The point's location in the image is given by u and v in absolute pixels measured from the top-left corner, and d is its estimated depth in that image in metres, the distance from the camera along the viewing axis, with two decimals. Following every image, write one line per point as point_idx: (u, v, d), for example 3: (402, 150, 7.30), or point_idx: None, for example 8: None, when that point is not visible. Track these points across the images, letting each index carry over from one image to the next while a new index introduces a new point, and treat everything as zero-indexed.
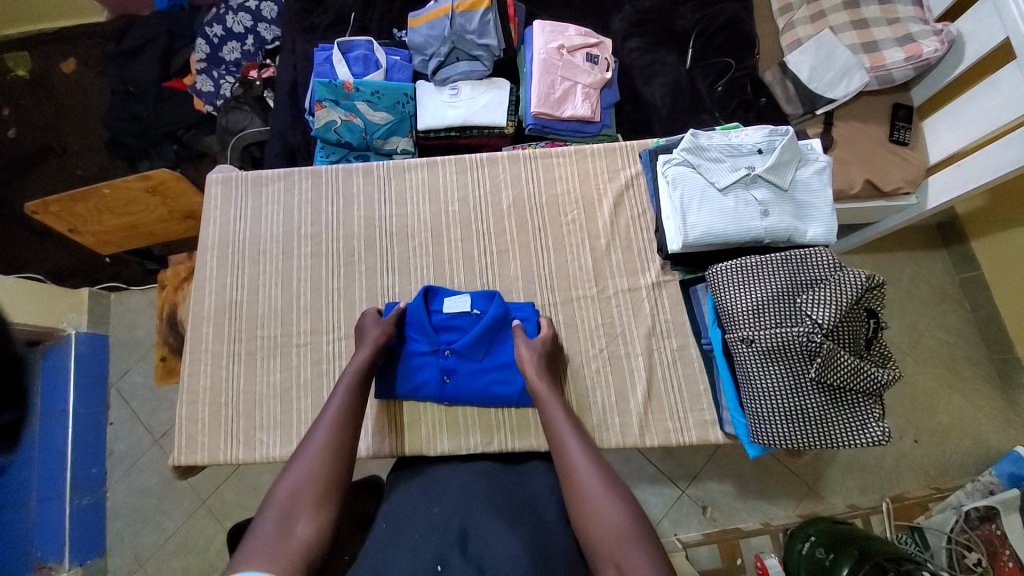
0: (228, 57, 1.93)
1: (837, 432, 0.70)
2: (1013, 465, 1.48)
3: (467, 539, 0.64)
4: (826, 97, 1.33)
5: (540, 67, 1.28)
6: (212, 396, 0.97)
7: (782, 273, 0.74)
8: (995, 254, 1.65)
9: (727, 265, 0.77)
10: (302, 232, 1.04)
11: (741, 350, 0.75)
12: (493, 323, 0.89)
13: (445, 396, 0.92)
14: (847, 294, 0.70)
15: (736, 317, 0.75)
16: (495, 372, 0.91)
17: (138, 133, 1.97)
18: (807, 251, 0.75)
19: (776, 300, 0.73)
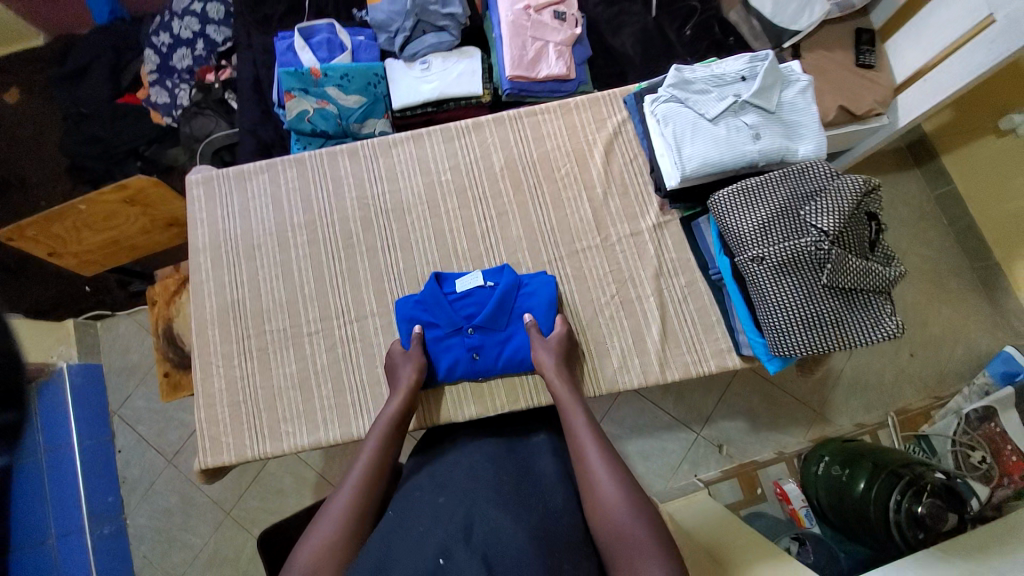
0: (180, 64, 1.86)
1: (854, 332, 0.72)
2: (1005, 365, 1.63)
3: (472, 529, 0.62)
4: (791, 30, 1.35)
5: (509, 29, 1.27)
6: (230, 397, 0.97)
7: (782, 189, 0.75)
8: (966, 165, 1.73)
9: (728, 191, 0.78)
10: (295, 222, 1.02)
11: (752, 270, 0.77)
12: (507, 293, 0.90)
13: (479, 372, 0.92)
14: (848, 199, 0.71)
15: (744, 239, 0.76)
16: (519, 338, 0.91)
17: (99, 154, 1.89)
18: (804, 165, 0.76)
19: (780, 216, 0.74)
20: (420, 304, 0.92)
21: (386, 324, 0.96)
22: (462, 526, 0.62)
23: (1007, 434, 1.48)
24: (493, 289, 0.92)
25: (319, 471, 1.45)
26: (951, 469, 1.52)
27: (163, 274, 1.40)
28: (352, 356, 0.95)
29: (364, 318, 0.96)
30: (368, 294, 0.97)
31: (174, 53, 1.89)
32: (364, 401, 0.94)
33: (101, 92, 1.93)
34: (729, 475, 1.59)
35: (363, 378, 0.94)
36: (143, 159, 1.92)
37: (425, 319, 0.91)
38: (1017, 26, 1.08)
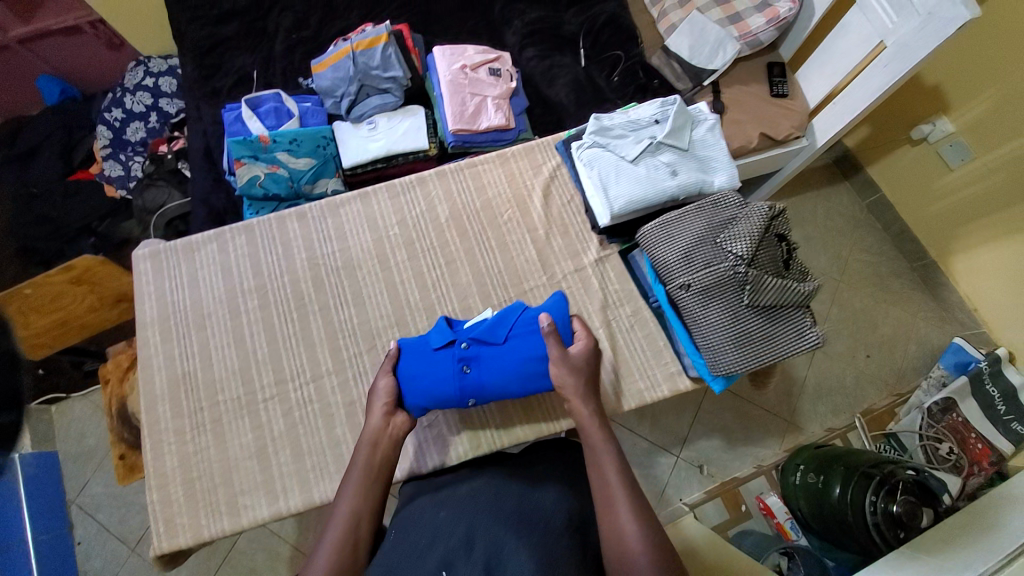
0: (134, 137, 1.94)
1: (782, 346, 0.76)
2: (955, 356, 1.71)
3: (471, 545, 0.71)
4: (708, 69, 1.48)
5: (448, 88, 1.35)
6: (184, 474, 0.94)
7: (699, 220, 0.81)
8: (892, 175, 1.85)
9: (653, 225, 0.84)
10: (245, 287, 1.02)
11: (683, 297, 0.81)
12: (510, 311, 0.91)
13: (477, 388, 0.88)
14: (757, 225, 0.77)
15: (672, 268, 0.81)
16: (515, 353, 0.89)
17: (48, 234, 1.87)
18: (715, 197, 0.83)
19: (701, 244, 0.80)
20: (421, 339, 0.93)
21: (342, 381, 0.95)
22: (463, 541, 0.72)
23: (968, 422, 1.59)
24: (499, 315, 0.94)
25: (293, 543, 1.38)
26: (924, 463, 1.57)
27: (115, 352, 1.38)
28: (310, 419, 0.94)
29: (320, 378, 0.95)
30: (322, 353, 0.97)
31: (127, 127, 1.95)
32: (324, 464, 0.91)
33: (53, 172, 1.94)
34: (713, 495, 1.58)
35: (322, 440, 0.92)
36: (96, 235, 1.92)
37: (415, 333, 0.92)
38: (908, 49, 1.20)
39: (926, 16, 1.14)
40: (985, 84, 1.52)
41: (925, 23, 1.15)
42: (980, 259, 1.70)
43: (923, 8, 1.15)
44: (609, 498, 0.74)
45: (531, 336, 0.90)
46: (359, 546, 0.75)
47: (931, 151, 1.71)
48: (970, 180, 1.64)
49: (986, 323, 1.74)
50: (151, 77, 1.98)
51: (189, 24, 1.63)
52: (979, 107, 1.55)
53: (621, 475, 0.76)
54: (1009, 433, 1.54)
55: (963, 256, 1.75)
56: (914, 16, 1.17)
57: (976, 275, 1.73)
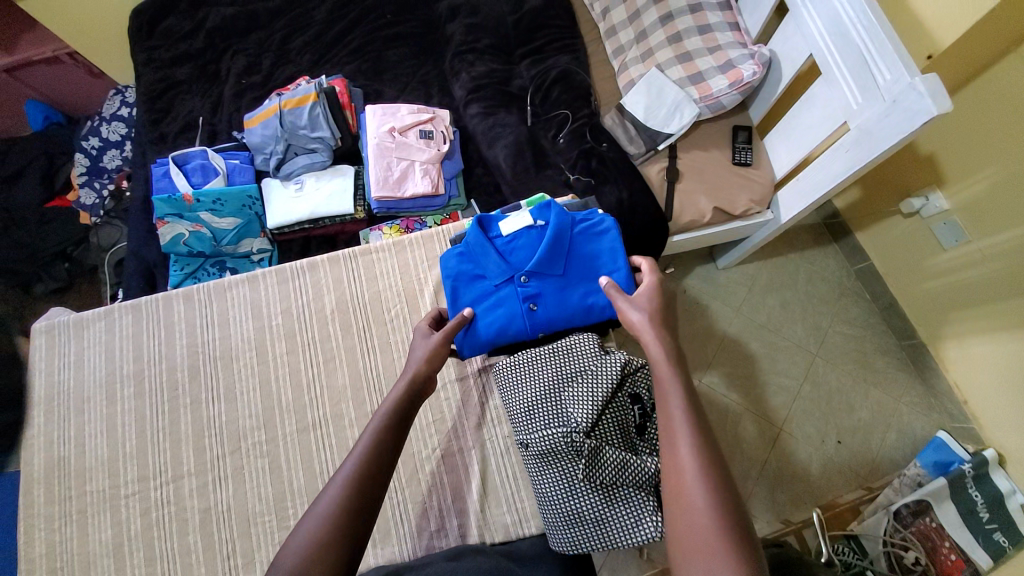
0: (109, 165, 1.81)
1: (612, 532, 0.69)
2: (936, 453, 1.47)
3: None
4: (664, 132, 1.35)
5: (374, 152, 1.29)
6: (47, 563, 0.93)
7: (548, 367, 0.78)
8: (881, 244, 1.63)
9: (508, 363, 0.82)
10: (124, 372, 1.01)
11: (525, 451, 0.78)
12: (561, 230, 0.85)
13: (540, 325, 0.84)
14: (602, 386, 0.74)
15: (516, 417, 0.78)
16: (584, 283, 0.85)
17: (22, 257, 1.76)
18: (571, 341, 0.80)
19: (544, 400, 0.76)
20: (466, 257, 0.87)
21: (201, 485, 0.93)
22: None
23: (943, 528, 1.35)
24: (543, 229, 0.86)
25: None
26: (888, 574, 1.35)
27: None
28: (165, 522, 0.92)
29: (180, 479, 0.94)
30: (187, 452, 0.95)
31: (104, 155, 1.83)
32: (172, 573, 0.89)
33: (30, 199, 1.80)
34: None
35: (173, 547, 0.90)
36: (71, 260, 1.82)
37: (473, 274, 0.86)
38: (871, 137, 1.02)
39: (890, 103, 0.96)
40: (983, 162, 1.26)
41: (888, 111, 0.97)
42: (973, 352, 1.45)
43: (888, 92, 0.96)
44: (672, 433, 0.63)
45: (602, 261, 0.86)
46: (378, 487, 0.60)
47: (923, 226, 1.47)
48: (967, 263, 1.39)
49: (976, 418, 1.48)
50: (127, 106, 1.86)
51: (145, 67, 1.61)
52: (976, 186, 1.30)
53: (688, 402, 0.64)
54: (989, 544, 1.29)
55: (955, 342, 1.50)
56: (880, 101, 0.99)
57: (972, 367, 1.47)
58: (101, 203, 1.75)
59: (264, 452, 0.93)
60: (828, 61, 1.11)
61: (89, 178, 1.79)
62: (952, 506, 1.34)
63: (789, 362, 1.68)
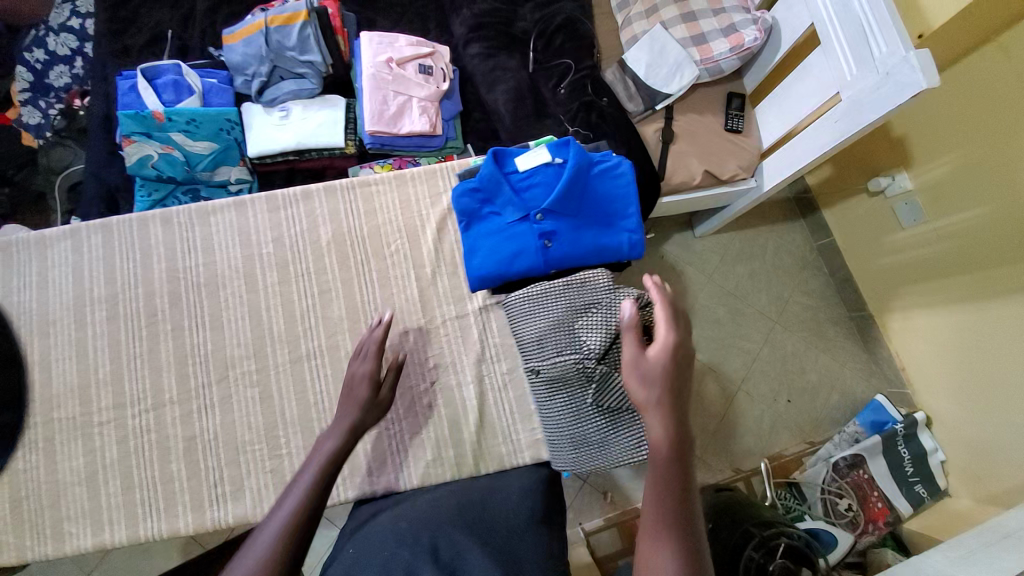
0: (56, 83, 1.61)
1: (615, 453, 0.76)
2: (873, 414, 1.62)
3: (438, 548, 0.66)
4: (663, 92, 1.36)
5: (369, 82, 1.22)
6: (12, 491, 0.89)
7: (561, 299, 0.79)
8: (846, 221, 1.74)
9: (519, 295, 0.83)
10: (95, 295, 0.94)
11: (534, 378, 0.80)
12: (580, 170, 0.79)
13: (553, 265, 0.79)
14: (616, 318, 0.76)
15: (527, 346, 0.80)
16: (600, 222, 0.81)
17: None
18: (587, 275, 0.80)
19: (557, 328, 0.78)
20: (478, 191, 0.82)
21: (185, 413, 0.90)
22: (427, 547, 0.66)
23: (873, 479, 1.52)
24: (562, 168, 0.80)
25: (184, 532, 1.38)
26: (822, 518, 1.53)
27: None
28: (145, 449, 0.89)
29: (161, 408, 0.90)
30: (168, 380, 0.90)
31: (51, 71, 1.63)
32: (153, 500, 0.87)
33: None
34: (610, 523, 1.42)
35: (154, 474, 0.88)
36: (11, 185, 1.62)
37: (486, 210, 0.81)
38: (860, 107, 1.07)
39: (884, 75, 1.00)
40: (948, 147, 1.36)
41: (881, 83, 1.01)
42: (916, 323, 1.61)
43: (884, 65, 1.01)
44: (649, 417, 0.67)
45: (620, 207, 0.83)
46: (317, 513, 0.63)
47: (887, 205, 1.58)
48: (922, 242, 1.51)
49: (911, 384, 1.66)
50: (77, 17, 1.64)
51: None
52: (940, 169, 1.41)
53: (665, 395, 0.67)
54: (911, 494, 1.49)
55: (899, 314, 1.66)
56: (874, 73, 1.03)
57: (911, 336, 1.63)
58: (48, 124, 1.58)
59: (254, 381, 0.91)
60: (827, 31, 1.14)
61: (34, 96, 1.60)
62: (883, 461, 1.51)
63: (753, 328, 1.80)
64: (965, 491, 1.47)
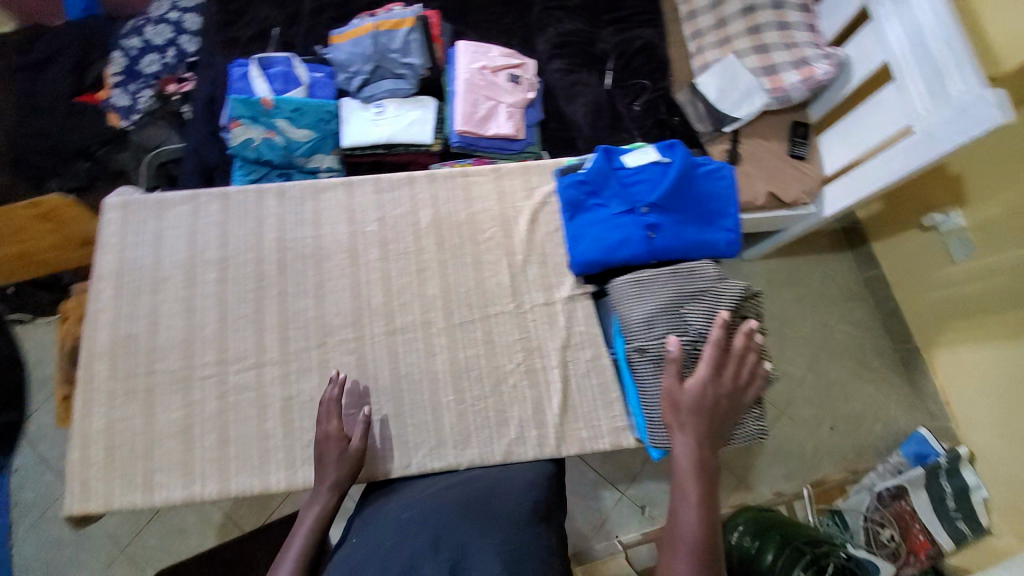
0: (147, 69, 1.66)
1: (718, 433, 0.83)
2: (917, 445, 1.61)
3: (439, 540, 0.69)
4: (732, 116, 1.43)
5: (464, 86, 1.31)
6: (107, 439, 0.92)
7: (671, 285, 0.83)
8: (894, 256, 1.77)
9: (625, 280, 0.86)
10: (208, 257, 1.00)
11: (637, 359, 0.85)
12: (685, 169, 0.87)
13: (654, 254, 0.87)
14: (724, 307, 0.82)
15: (633, 328, 0.84)
16: (700, 220, 0.89)
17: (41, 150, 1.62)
18: (695, 265, 0.85)
19: (666, 313, 0.83)
20: (588, 184, 0.90)
21: (284, 373, 0.94)
22: (429, 542, 0.69)
23: (915, 512, 1.48)
24: (667, 167, 0.89)
25: (226, 511, 1.42)
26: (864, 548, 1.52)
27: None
28: (244, 405, 0.93)
29: (263, 366, 0.95)
30: (271, 340, 0.96)
31: (142, 58, 1.68)
32: (248, 455, 0.91)
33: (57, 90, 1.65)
34: (649, 538, 1.41)
35: (251, 429, 0.92)
36: (92, 160, 1.65)
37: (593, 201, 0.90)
38: (933, 139, 1.12)
39: (959, 110, 1.06)
40: (1007, 185, 1.40)
41: (957, 117, 1.07)
42: (963, 358, 1.60)
43: (959, 100, 1.06)
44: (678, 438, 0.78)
45: (716, 207, 0.91)
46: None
47: (938, 241, 1.60)
48: (969, 278, 1.53)
49: (955, 419, 1.64)
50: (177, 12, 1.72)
51: None
52: (995, 208, 1.44)
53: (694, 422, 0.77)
54: (953, 529, 1.44)
55: (946, 349, 1.65)
56: (948, 108, 1.09)
57: (956, 372, 1.63)
58: (138, 107, 1.62)
59: (351, 349, 0.96)
60: (902, 68, 1.21)
61: (124, 79, 1.65)
62: (926, 493, 1.47)
63: (798, 353, 1.80)
64: (1010, 529, 1.41)
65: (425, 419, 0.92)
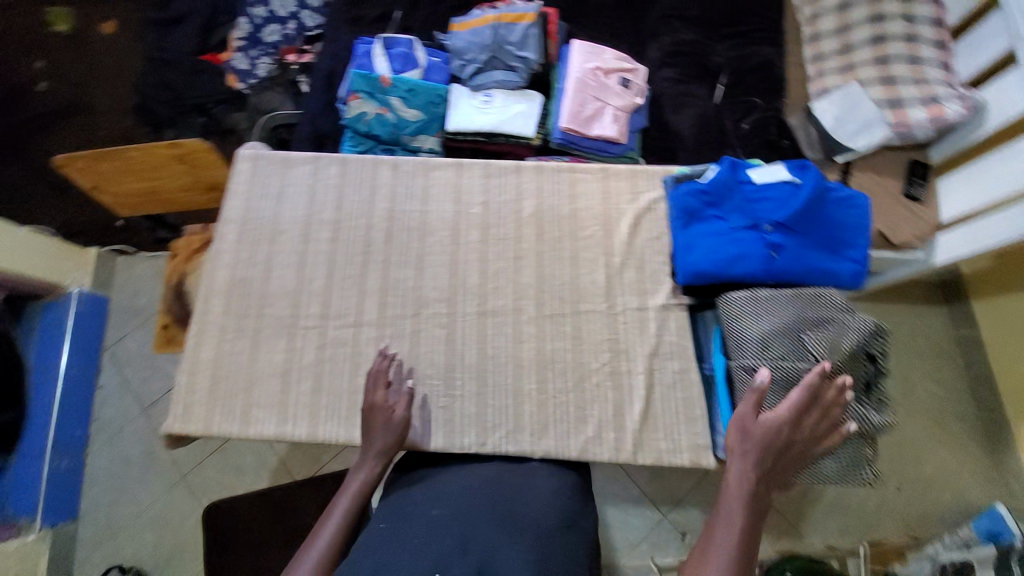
0: (267, 39, 1.74)
1: None
2: (990, 522, 1.36)
3: (469, 544, 0.68)
4: (847, 146, 1.36)
5: (574, 85, 1.32)
6: (213, 369, 0.99)
7: (794, 309, 0.81)
8: (996, 316, 1.56)
9: (742, 296, 0.84)
10: (323, 216, 1.07)
11: (743, 379, 0.83)
12: (815, 191, 0.87)
13: (773, 273, 0.86)
14: (850, 340, 0.79)
15: (745, 347, 0.83)
16: (824, 246, 0.88)
17: (163, 101, 1.72)
18: (822, 292, 0.82)
19: (784, 337, 0.81)
20: (709, 196, 0.91)
21: (379, 335, 0.99)
22: (460, 544, 0.68)
23: None
24: (796, 188, 0.89)
25: (282, 457, 1.48)
26: None
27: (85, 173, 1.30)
28: (339, 360, 0.98)
29: (360, 325, 0.99)
30: (371, 302, 1.01)
31: (266, 27, 1.76)
32: (337, 407, 0.96)
33: (182, 50, 1.75)
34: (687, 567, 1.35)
35: (342, 382, 0.97)
36: (207, 116, 1.72)
37: (713, 212, 0.90)
38: None
39: None
40: None
41: None
42: None
43: None
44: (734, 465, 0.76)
45: (841, 234, 0.90)
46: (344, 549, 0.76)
47: None
48: None
49: None
50: None
51: None
52: None
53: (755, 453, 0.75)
54: None
55: None
56: None
57: None
58: (255, 73, 1.71)
59: (443, 323, 0.99)
60: None
61: (246, 45, 1.74)
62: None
63: None
64: None
65: (505, 402, 0.94)
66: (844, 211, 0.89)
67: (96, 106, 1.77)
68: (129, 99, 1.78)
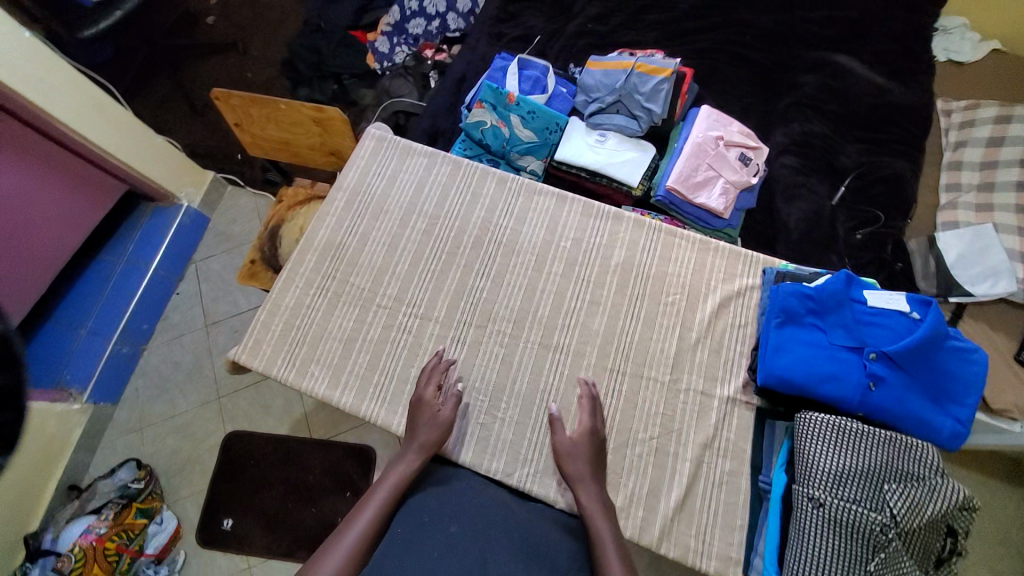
0: (411, 30, 1.83)
1: None
2: None
3: (487, 567, 0.64)
4: (964, 287, 1.23)
5: (692, 149, 1.31)
6: (290, 316, 1.05)
7: (877, 451, 0.76)
8: None
9: (822, 421, 0.80)
10: (424, 209, 1.11)
11: (804, 507, 0.76)
12: (935, 334, 0.82)
13: (864, 404, 0.82)
14: (934, 504, 0.73)
15: (813, 474, 0.77)
16: (930, 394, 0.82)
17: (308, 62, 1.85)
18: (915, 443, 0.77)
19: (859, 477, 0.76)
20: (816, 305, 0.87)
21: (442, 335, 1.01)
22: (477, 562, 0.64)
23: None
24: (912, 325, 0.84)
25: (306, 411, 1.50)
26: None
27: (240, 112, 1.42)
28: (399, 345, 1.01)
29: (427, 321, 1.02)
30: (443, 301, 1.03)
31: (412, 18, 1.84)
32: (385, 389, 0.98)
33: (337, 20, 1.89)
34: None
35: (396, 367, 0.99)
36: (340, 85, 1.85)
37: (816, 322, 0.87)
38: None
39: None
40: None
41: None
42: None
43: None
44: (580, 486, 0.80)
45: (952, 387, 0.83)
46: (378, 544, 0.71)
47: None
48: None
49: None
50: None
51: None
52: None
53: (587, 466, 0.82)
54: None
55: None
56: None
57: None
58: (391, 59, 1.82)
59: (504, 343, 0.99)
60: None
61: (390, 32, 1.84)
62: None
63: None
64: None
65: (542, 440, 0.92)
66: (960, 364, 0.83)
67: (250, 51, 1.95)
68: (279, 53, 1.95)
